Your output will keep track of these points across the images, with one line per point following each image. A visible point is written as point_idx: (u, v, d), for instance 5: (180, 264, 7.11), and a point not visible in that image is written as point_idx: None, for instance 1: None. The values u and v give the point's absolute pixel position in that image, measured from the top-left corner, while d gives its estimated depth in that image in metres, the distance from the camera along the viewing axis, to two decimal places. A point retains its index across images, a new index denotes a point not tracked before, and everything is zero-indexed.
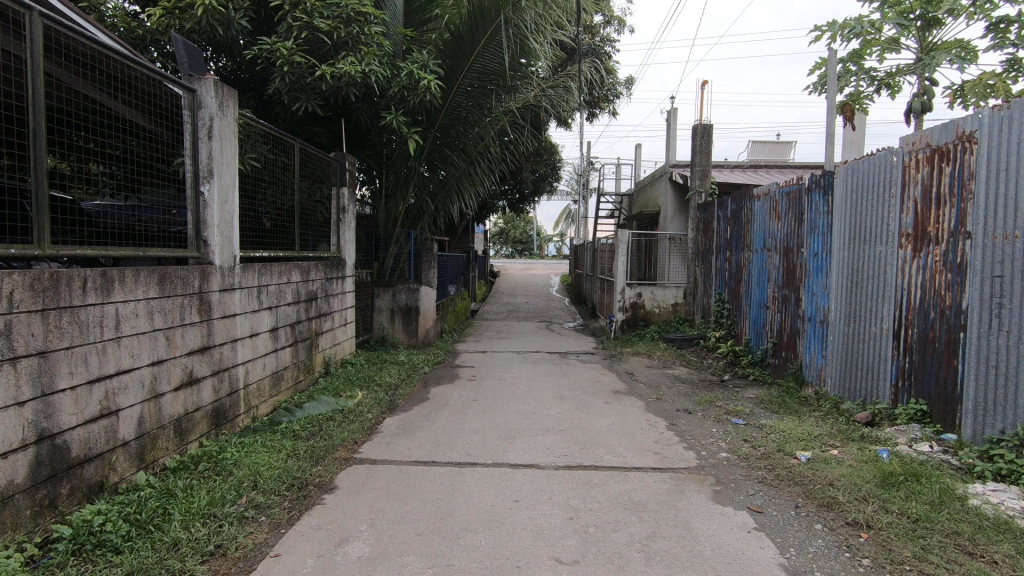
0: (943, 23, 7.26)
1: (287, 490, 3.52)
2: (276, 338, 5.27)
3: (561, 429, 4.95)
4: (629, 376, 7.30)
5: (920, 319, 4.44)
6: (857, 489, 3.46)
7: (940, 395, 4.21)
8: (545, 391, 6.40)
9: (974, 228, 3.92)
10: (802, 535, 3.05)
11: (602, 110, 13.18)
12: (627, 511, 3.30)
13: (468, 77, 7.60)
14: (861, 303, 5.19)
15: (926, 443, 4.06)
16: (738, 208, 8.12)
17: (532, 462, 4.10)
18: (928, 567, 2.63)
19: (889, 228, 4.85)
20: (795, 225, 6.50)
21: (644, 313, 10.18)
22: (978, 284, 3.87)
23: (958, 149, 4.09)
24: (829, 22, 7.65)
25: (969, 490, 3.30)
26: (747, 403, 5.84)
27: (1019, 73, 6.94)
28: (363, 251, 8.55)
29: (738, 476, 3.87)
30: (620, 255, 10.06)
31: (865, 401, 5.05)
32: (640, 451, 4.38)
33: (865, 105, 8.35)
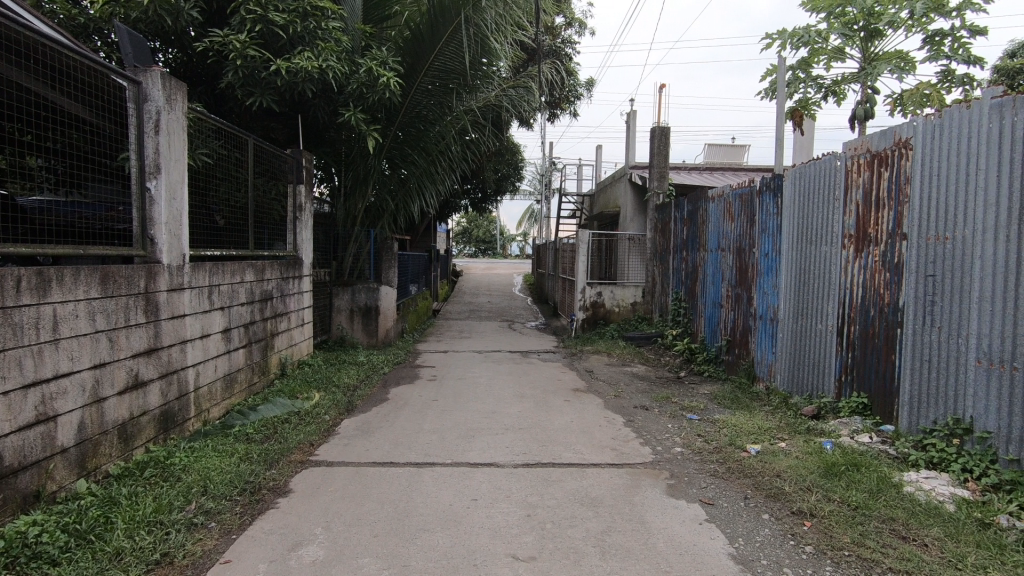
0: (884, 34, 7.62)
1: (239, 495, 3.43)
2: (228, 339, 5.12)
3: (520, 428, 4.97)
4: (588, 374, 7.38)
5: (862, 316, 4.65)
6: (802, 479, 3.60)
7: (880, 388, 4.42)
8: (505, 391, 6.41)
9: (910, 230, 4.15)
10: (750, 524, 3.17)
11: (563, 110, 13.28)
12: (583, 506, 3.36)
13: (428, 75, 7.54)
14: (808, 301, 5.41)
15: (866, 433, 4.25)
16: (694, 209, 8.32)
17: (491, 461, 4.11)
18: (865, 552, 2.77)
19: (833, 229, 5.07)
20: (747, 226, 6.73)
21: (604, 312, 10.32)
22: (914, 283, 4.09)
23: (896, 154, 4.31)
24: (778, 32, 7.93)
25: (903, 478, 3.49)
26: (702, 399, 6.00)
27: (952, 84, 7.36)
28: (321, 250, 8.39)
29: (691, 470, 3.98)
30: (580, 255, 10.19)
31: (811, 395, 5.27)
32: (597, 448, 4.45)
33: (813, 112, 8.68)
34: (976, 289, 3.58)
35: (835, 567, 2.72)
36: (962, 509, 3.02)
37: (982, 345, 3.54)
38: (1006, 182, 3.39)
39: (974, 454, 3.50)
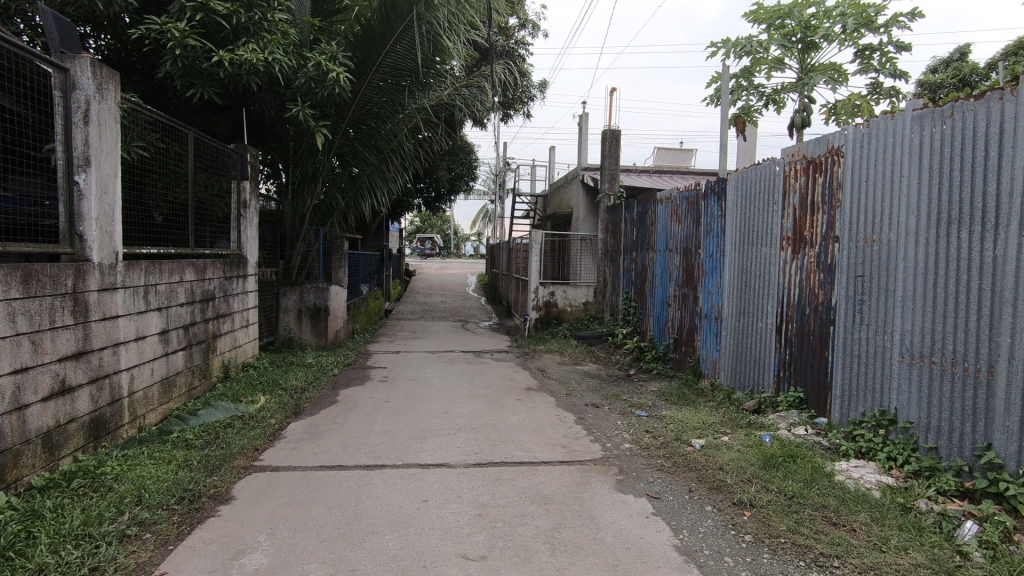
0: (819, 47, 8.02)
1: (176, 503, 3.28)
2: (166, 342, 4.89)
3: (472, 427, 4.97)
4: (540, 373, 7.45)
5: (798, 314, 4.89)
6: (743, 471, 3.75)
7: (814, 383, 4.66)
8: (457, 391, 6.39)
9: (841, 233, 4.39)
10: (694, 516, 3.27)
11: (517, 111, 13.32)
12: (534, 504, 3.39)
13: (379, 72, 7.39)
14: (750, 300, 5.63)
15: (802, 426, 4.48)
16: (643, 211, 8.52)
17: (442, 461, 4.09)
18: (799, 539, 2.91)
19: (772, 231, 5.30)
20: (693, 228, 6.95)
21: (556, 311, 10.44)
22: (846, 283, 4.33)
23: (829, 161, 4.55)
24: (722, 41, 8.21)
25: (835, 467, 3.69)
26: (650, 395, 6.15)
27: (880, 96, 7.82)
28: (267, 249, 8.13)
29: (639, 465, 4.08)
30: (533, 255, 10.27)
31: (752, 390, 5.49)
32: (548, 446, 4.50)
33: (755, 118, 9.04)
34: (900, 288, 3.81)
35: (772, 554, 2.84)
36: (887, 495, 3.22)
37: (906, 341, 3.77)
38: (927, 188, 3.63)
39: (899, 443, 3.73)
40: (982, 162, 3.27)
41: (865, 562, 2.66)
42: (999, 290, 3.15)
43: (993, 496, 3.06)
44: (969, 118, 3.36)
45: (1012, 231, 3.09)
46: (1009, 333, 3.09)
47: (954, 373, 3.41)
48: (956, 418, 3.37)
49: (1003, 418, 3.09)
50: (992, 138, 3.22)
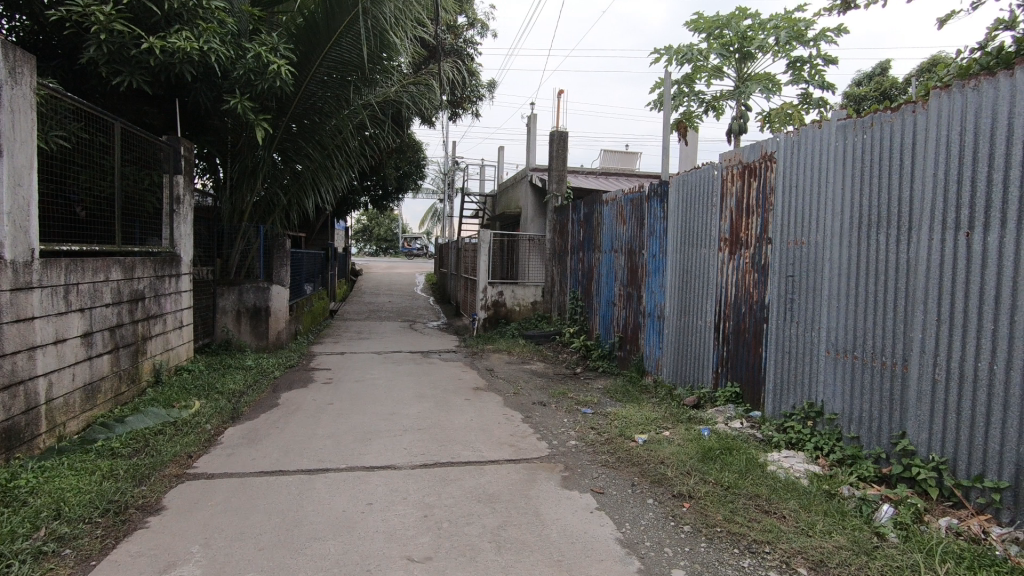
0: (755, 58, 8.40)
1: (101, 516, 3.10)
2: (89, 345, 4.60)
3: (419, 428, 4.92)
4: (488, 372, 7.46)
5: (735, 312, 5.10)
6: (683, 464, 3.88)
7: (749, 378, 4.88)
8: (404, 391, 6.32)
9: (774, 235, 4.61)
10: (636, 510, 3.36)
11: (465, 110, 13.25)
12: (480, 503, 3.39)
13: (323, 66, 7.16)
14: (690, 299, 5.84)
15: (738, 420, 4.68)
16: (590, 212, 8.67)
17: (388, 463, 4.03)
18: (733, 527, 3.04)
19: (711, 233, 5.51)
20: (637, 229, 7.13)
21: (505, 311, 10.48)
22: (778, 282, 4.55)
23: (763, 166, 4.78)
24: (665, 48, 8.51)
25: (768, 458, 3.88)
26: (596, 393, 6.28)
27: (810, 106, 8.26)
28: (202, 246, 7.77)
29: (584, 461, 4.16)
30: (481, 255, 10.27)
31: (692, 385, 5.69)
32: (495, 445, 4.51)
33: (695, 124, 9.37)
34: (826, 287, 4.05)
35: (709, 543, 2.96)
36: (813, 483, 3.41)
37: (831, 337, 4.01)
38: (850, 193, 3.87)
39: (825, 434, 3.96)
40: (898, 170, 3.52)
41: (793, 546, 2.81)
42: (912, 289, 3.40)
43: (906, 481, 3.30)
44: (886, 128, 3.61)
45: (923, 234, 3.34)
46: (921, 329, 3.34)
47: (874, 367, 3.64)
48: (876, 409, 3.61)
49: (915, 408, 3.33)
50: (906, 148, 3.47)
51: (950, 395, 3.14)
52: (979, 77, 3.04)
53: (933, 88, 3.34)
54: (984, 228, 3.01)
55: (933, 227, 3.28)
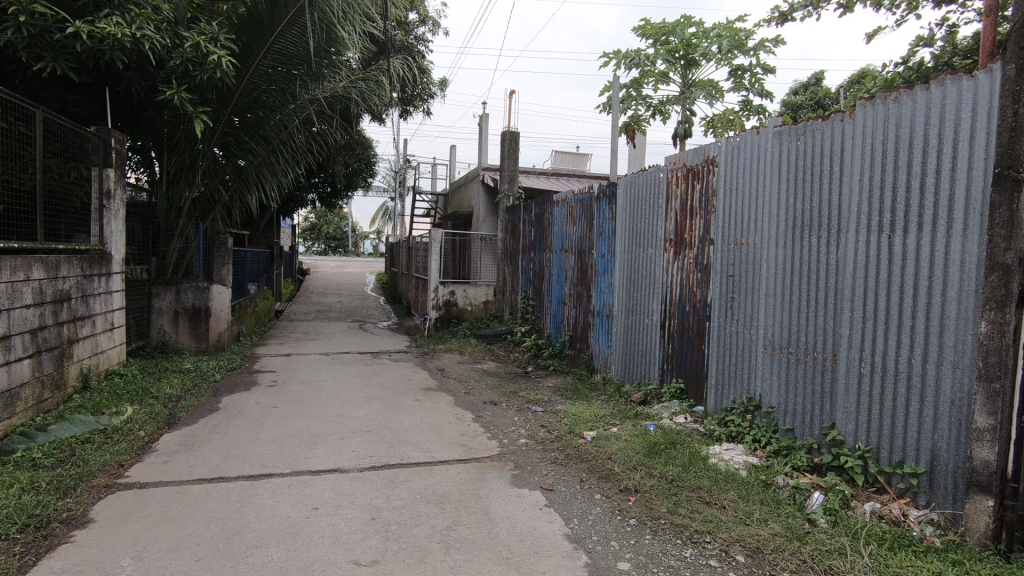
0: (699, 65, 8.68)
1: (20, 532, 2.89)
2: (7, 349, 4.28)
3: (367, 430, 4.84)
4: (439, 372, 7.41)
5: (679, 311, 5.26)
6: (629, 459, 3.98)
7: (693, 374, 5.05)
8: (353, 393, 6.20)
9: (716, 236, 4.78)
10: (584, 505, 3.43)
11: (416, 108, 13.10)
12: (429, 504, 3.37)
13: (267, 59, 6.91)
14: (637, 298, 5.98)
15: (682, 415, 4.84)
16: (541, 212, 8.75)
17: (334, 467, 3.95)
18: (676, 518, 3.14)
19: (657, 234, 5.67)
20: (587, 230, 7.24)
21: (456, 310, 10.43)
22: (719, 282, 4.73)
23: (706, 170, 4.95)
24: (613, 52, 8.67)
25: (710, 451, 4.02)
26: (546, 391, 6.34)
27: (751, 112, 8.62)
28: (136, 244, 7.38)
29: (534, 459, 4.20)
30: (433, 254, 10.18)
31: (639, 382, 5.84)
32: (445, 445, 4.49)
33: (643, 127, 9.60)
34: (764, 287, 4.23)
35: (653, 535, 3.04)
36: (751, 473, 3.57)
37: (768, 334, 4.19)
38: (785, 197, 4.07)
39: (762, 427, 4.14)
40: (828, 175, 3.73)
41: (732, 535, 2.93)
42: (840, 288, 3.60)
43: (836, 469, 3.50)
44: (818, 136, 3.82)
45: (850, 236, 3.55)
46: (849, 326, 3.54)
47: (807, 362, 3.84)
48: (808, 402, 3.81)
49: (844, 401, 3.53)
50: (836, 154, 3.68)
51: (875, 388, 3.35)
52: (900, 90, 3.26)
53: (860, 98, 3.55)
54: (904, 231, 3.22)
55: (859, 229, 3.49)
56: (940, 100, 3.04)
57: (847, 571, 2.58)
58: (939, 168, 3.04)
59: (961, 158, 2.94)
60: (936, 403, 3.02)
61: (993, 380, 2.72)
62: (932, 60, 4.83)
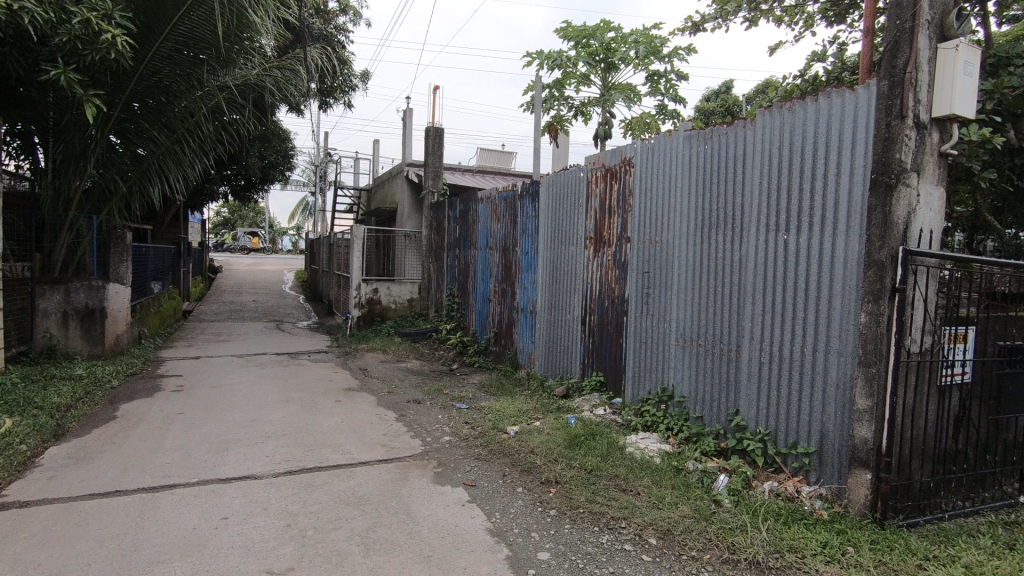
0: (618, 69, 8.99)
1: None
2: None
3: (283, 434, 4.65)
4: (362, 372, 7.23)
5: (599, 307, 5.44)
6: (551, 451, 4.06)
7: (612, 367, 5.23)
8: (269, 396, 5.93)
9: (632, 235, 4.98)
10: (506, 499, 3.47)
11: (336, 100, 12.66)
12: (348, 507, 3.29)
13: (170, 40, 6.37)
14: (560, 295, 6.12)
15: (602, 407, 5.01)
16: (465, 209, 8.73)
17: (247, 474, 3.76)
18: (594, 507, 3.25)
19: (577, 232, 5.82)
20: (511, 227, 7.32)
21: (380, 309, 10.22)
22: (635, 278, 4.93)
23: (623, 170, 5.15)
24: (536, 52, 8.80)
25: (627, 440, 4.19)
26: (471, 388, 6.36)
27: (666, 116, 9.03)
28: (17, 238, 6.68)
29: (458, 456, 4.20)
30: (355, 251, 9.91)
31: (562, 377, 5.99)
32: (367, 446, 4.39)
33: (565, 127, 9.81)
34: (675, 282, 4.46)
35: (572, 524, 3.13)
36: (665, 460, 3.75)
37: (679, 328, 4.42)
38: (693, 197, 4.30)
39: (675, 416, 4.36)
40: (732, 178, 3.98)
41: (646, 519, 3.07)
42: (743, 283, 3.87)
43: (739, 453, 3.75)
44: (723, 140, 4.07)
45: (751, 235, 3.81)
46: (751, 319, 3.81)
47: (714, 353, 4.09)
48: (715, 391, 4.05)
49: (746, 388, 3.80)
50: (739, 158, 3.94)
51: (773, 375, 3.62)
52: (794, 100, 3.54)
53: (759, 106, 3.82)
54: (797, 230, 3.50)
55: (759, 229, 3.76)
56: (827, 111, 3.33)
57: (747, 546, 2.77)
58: (826, 172, 3.34)
59: (844, 163, 3.24)
60: (824, 387, 3.31)
61: (870, 366, 3.02)
62: (825, 73, 5.25)
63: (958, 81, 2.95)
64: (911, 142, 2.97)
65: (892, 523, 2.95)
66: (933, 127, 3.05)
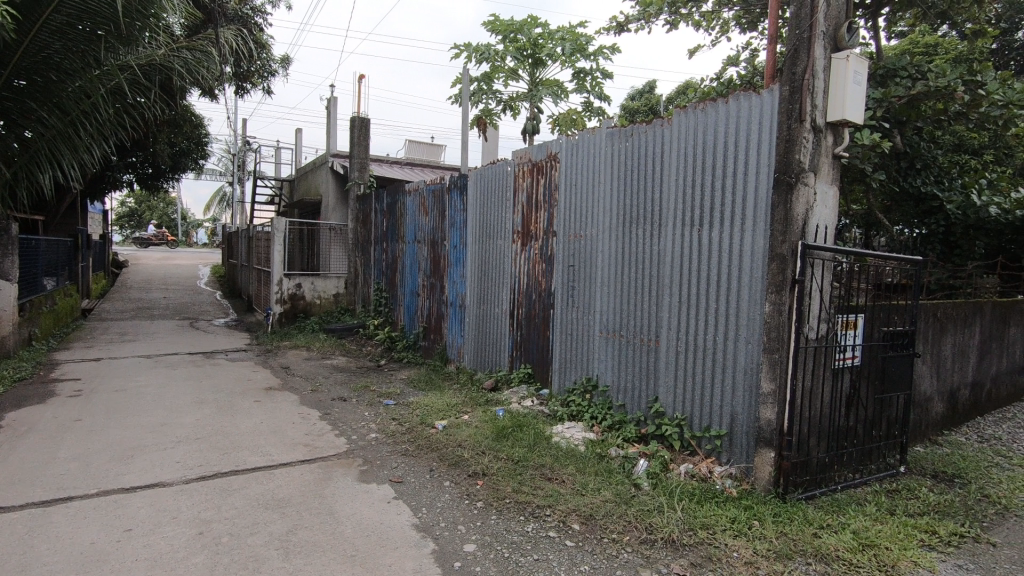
0: (545, 65, 9.09)
1: None
2: None
3: (196, 438, 4.39)
4: (284, 371, 6.94)
5: (526, 300, 5.51)
6: (478, 444, 4.08)
7: (539, 359, 5.32)
8: (181, 398, 5.57)
9: (558, 229, 5.07)
10: (433, 493, 3.46)
11: (254, 85, 12.00)
12: (267, 510, 3.17)
13: (60, 12, 5.45)
14: (488, 288, 6.13)
15: (529, 398, 5.10)
16: (392, 201, 8.56)
17: (155, 481, 3.53)
18: (519, 497, 3.30)
19: (505, 226, 5.85)
20: (439, 221, 7.26)
21: (303, 305, 9.85)
22: (561, 272, 5.03)
23: (548, 165, 5.22)
24: (464, 44, 8.74)
25: (553, 430, 4.28)
26: (399, 384, 6.26)
27: (592, 113, 9.24)
28: None
29: (384, 453, 4.14)
30: (276, 244, 9.46)
31: (491, 370, 6.02)
32: (287, 446, 4.23)
33: (494, 121, 9.81)
34: (599, 275, 4.58)
35: (498, 515, 3.17)
36: (589, 447, 3.87)
37: (603, 319, 4.55)
38: (615, 193, 4.44)
39: (599, 405, 4.49)
40: (651, 174, 4.14)
41: (569, 506, 3.15)
42: (661, 276, 4.04)
43: (658, 438, 3.92)
44: (643, 138, 4.22)
45: (669, 230, 3.99)
46: (668, 310, 3.99)
47: (635, 343, 4.25)
48: (637, 380, 4.22)
49: (664, 375, 3.98)
50: (657, 156, 4.10)
51: (689, 363, 3.81)
52: (707, 102, 3.72)
53: (676, 106, 3.99)
54: (710, 225, 3.70)
55: (676, 224, 3.94)
56: (737, 112, 3.53)
57: (663, 526, 2.91)
58: (735, 171, 3.54)
59: (751, 163, 3.45)
60: (734, 373, 3.52)
61: (774, 352, 3.24)
62: (738, 77, 5.59)
63: (849, 89, 3.21)
64: (809, 144, 3.20)
65: (792, 497, 3.19)
66: (828, 131, 3.30)
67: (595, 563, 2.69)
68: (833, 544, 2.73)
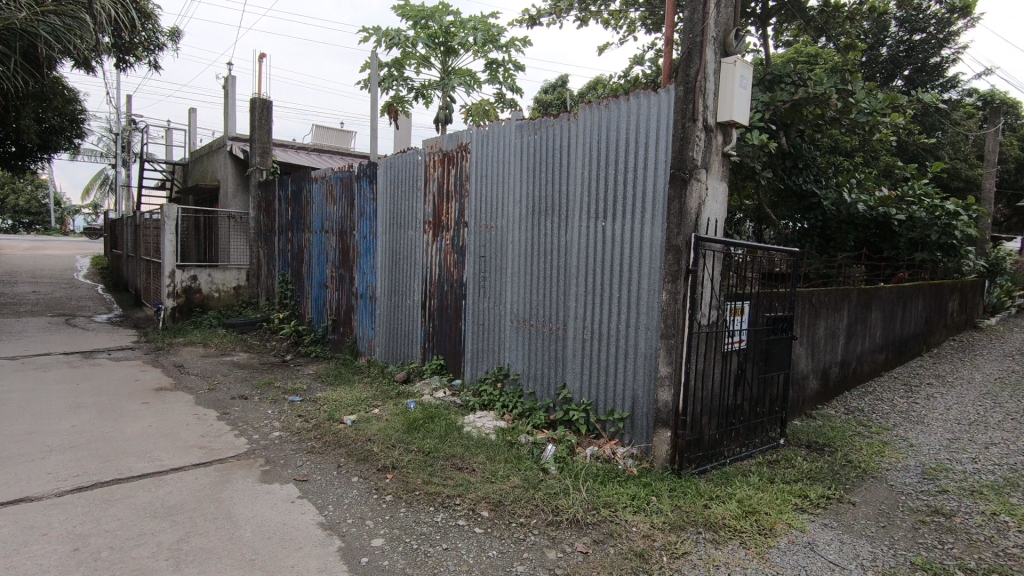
0: (457, 53, 9.02)
1: None
2: None
3: (72, 446, 3.98)
4: (177, 369, 6.46)
5: (438, 291, 5.48)
6: (388, 438, 4.02)
7: (452, 350, 5.32)
8: (54, 402, 5.04)
9: (469, 220, 5.07)
10: (340, 490, 3.37)
11: (138, 58, 10.99)
12: (155, 519, 2.95)
13: None
14: (400, 279, 6.03)
15: (442, 389, 5.09)
16: (298, 189, 8.17)
17: (20, 496, 3.17)
18: (429, 488, 3.29)
19: (416, 216, 5.77)
20: (348, 210, 7.02)
21: (199, 298, 9.19)
22: (473, 262, 5.04)
23: (459, 155, 5.21)
24: (373, 28, 8.48)
25: (464, 420, 4.31)
26: (306, 379, 6.02)
27: (504, 105, 9.28)
28: None
29: (288, 451, 3.97)
30: (166, 233, 8.73)
31: (403, 362, 5.94)
32: (180, 450, 3.95)
33: (405, 109, 9.60)
34: (510, 266, 4.64)
35: (407, 507, 3.15)
36: (499, 436, 3.93)
37: (514, 309, 4.62)
38: (525, 184, 4.50)
39: (510, 393, 4.57)
40: (559, 166, 4.24)
41: (479, 494, 3.19)
42: (568, 266, 4.16)
43: (566, 423, 4.06)
44: (551, 131, 4.31)
45: (576, 221, 4.11)
46: (575, 299, 4.11)
47: (544, 332, 4.35)
48: (545, 368, 4.33)
49: (571, 362, 4.11)
50: (564, 149, 4.21)
51: (594, 349, 3.96)
52: (610, 99, 3.87)
53: (583, 101, 4.11)
54: (613, 218, 3.86)
55: (582, 215, 4.06)
56: (637, 110, 3.70)
57: (569, 507, 3.03)
58: (636, 166, 3.71)
59: (650, 159, 3.62)
60: (636, 358, 3.71)
61: (670, 338, 3.45)
62: (643, 76, 5.82)
63: (736, 93, 3.45)
64: (702, 142, 3.41)
65: (686, 472, 3.42)
66: (718, 130, 3.54)
67: (503, 548, 2.75)
68: (720, 513, 2.96)
